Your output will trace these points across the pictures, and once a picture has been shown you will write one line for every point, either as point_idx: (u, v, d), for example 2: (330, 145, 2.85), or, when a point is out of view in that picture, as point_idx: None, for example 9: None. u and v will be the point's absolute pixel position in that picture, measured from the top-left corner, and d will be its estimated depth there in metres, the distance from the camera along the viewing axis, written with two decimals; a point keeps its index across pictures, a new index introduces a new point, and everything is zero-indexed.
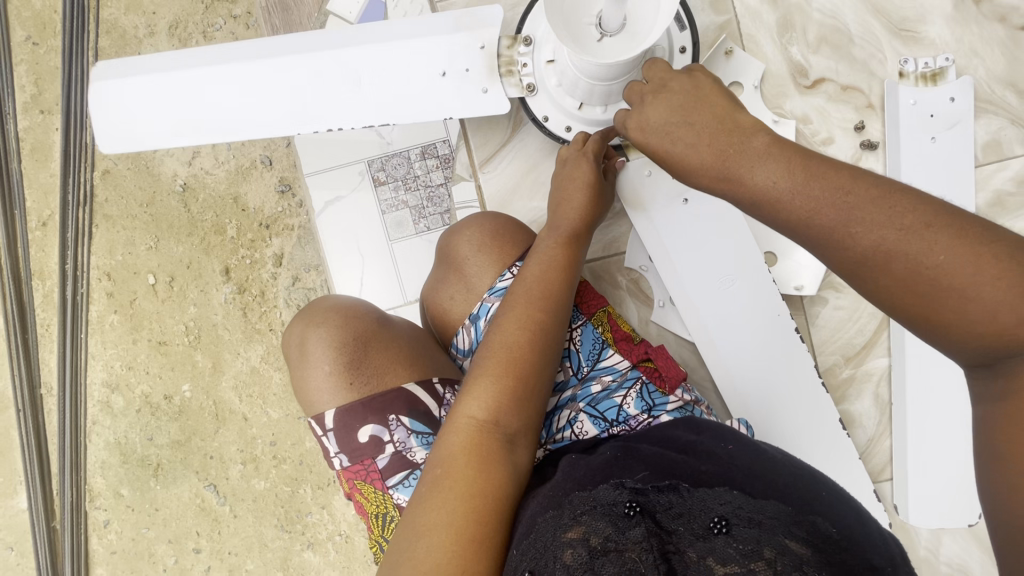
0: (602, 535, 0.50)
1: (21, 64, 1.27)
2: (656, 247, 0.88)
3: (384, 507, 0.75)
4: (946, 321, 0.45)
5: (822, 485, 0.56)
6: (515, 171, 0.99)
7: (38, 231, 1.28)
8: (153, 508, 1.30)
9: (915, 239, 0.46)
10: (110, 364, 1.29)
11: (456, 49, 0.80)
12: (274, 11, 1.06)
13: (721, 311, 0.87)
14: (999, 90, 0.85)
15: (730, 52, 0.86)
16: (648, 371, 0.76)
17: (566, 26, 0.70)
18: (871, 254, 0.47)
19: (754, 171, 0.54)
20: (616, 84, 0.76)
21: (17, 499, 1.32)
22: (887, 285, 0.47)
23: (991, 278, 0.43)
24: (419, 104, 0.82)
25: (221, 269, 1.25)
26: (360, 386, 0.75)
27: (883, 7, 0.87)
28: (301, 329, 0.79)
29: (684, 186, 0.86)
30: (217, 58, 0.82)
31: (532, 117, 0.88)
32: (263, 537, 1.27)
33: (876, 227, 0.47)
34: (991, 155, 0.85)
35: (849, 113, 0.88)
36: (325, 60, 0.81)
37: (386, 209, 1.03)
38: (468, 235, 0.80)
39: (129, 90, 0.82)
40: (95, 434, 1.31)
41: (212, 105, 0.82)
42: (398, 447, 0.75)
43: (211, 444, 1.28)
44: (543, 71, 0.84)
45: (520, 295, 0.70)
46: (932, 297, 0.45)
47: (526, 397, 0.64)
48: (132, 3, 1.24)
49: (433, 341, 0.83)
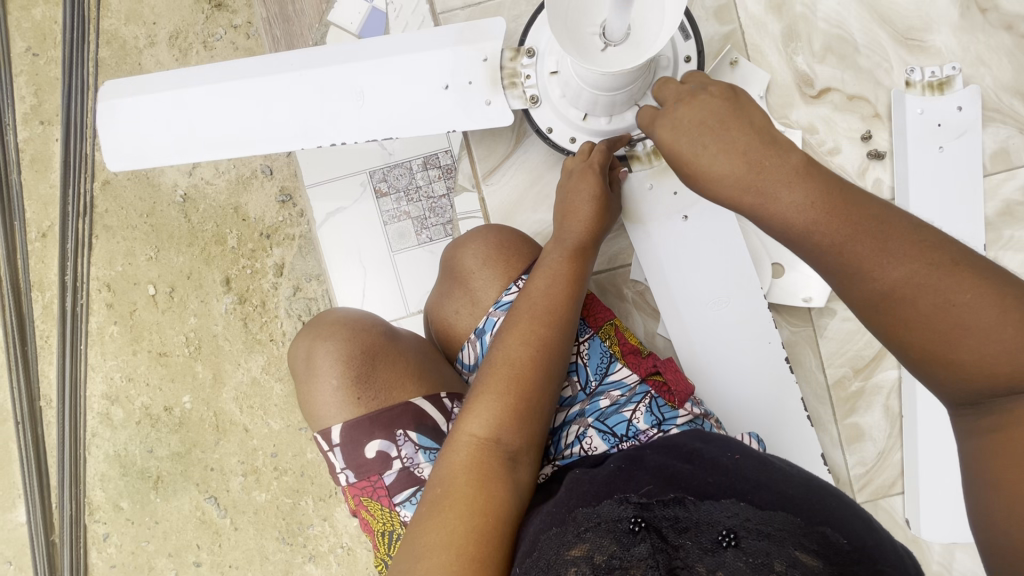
0: (606, 553, 0.50)
1: (21, 75, 1.27)
2: (653, 259, 0.86)
3: (390, 524, 0.74)
4: (950, 357, 0.45)
5: (831, 497, 0.54)
6: (518, 181, 0.98)
7: (38, 242, 1.28)
8: (153, 521, 1.28)
9: (942, 276, 0.45)
10: (110, 376, 1.28)
11: (458, 61, 0.80)
12: (276, 22, 1.06)
13: (713, 331, 0.85)
14: (1006, 98, 0.84)
15: (735, 63, 0.85)
16: (656, 384, 0.74)
17: (571, 37, 0.68)
18: (891, 290, 0.47)
19: (787, 192, 0.52)
20: (620, 94, 0.76)
21: (16, 513, 1.31)
22: (896, 317, 0.47)
23: (1012, 323, 0.42)
24: (423, 118, 0.82)
25: (222, 279, 1.25)
26: (367, 401, 0.74)
27: (888, 16, 0.86)
28: (306, 343, 0.78)
29: (684, 201, 0.85)
30: (224, 75, 0.81)
31: (535, 129, 0.87)
32: (264, 550, 1.26)
33: (902, 260, 0.47)
34: (999, 164, 0.85)
35: (855, 122, 0.87)
36: (327, 76, 0.80)
37: (389, 220, 1.02)
38: (473, 248, 0.79)
39: (137, 108, 0.82)
40: (94, 447, 1.29)
41: (215, 119, 0.82)
42: (405, 463, 0.73)
43: (212, 456, 1.27)
44: (546, 83, 0.83)
45: (523, 309, 0.69)
46: (951, 334, 0.44)
47: (529, 414, 0.63)
48: (132, 14, 1.24)
49: (438, 354, 0.82)
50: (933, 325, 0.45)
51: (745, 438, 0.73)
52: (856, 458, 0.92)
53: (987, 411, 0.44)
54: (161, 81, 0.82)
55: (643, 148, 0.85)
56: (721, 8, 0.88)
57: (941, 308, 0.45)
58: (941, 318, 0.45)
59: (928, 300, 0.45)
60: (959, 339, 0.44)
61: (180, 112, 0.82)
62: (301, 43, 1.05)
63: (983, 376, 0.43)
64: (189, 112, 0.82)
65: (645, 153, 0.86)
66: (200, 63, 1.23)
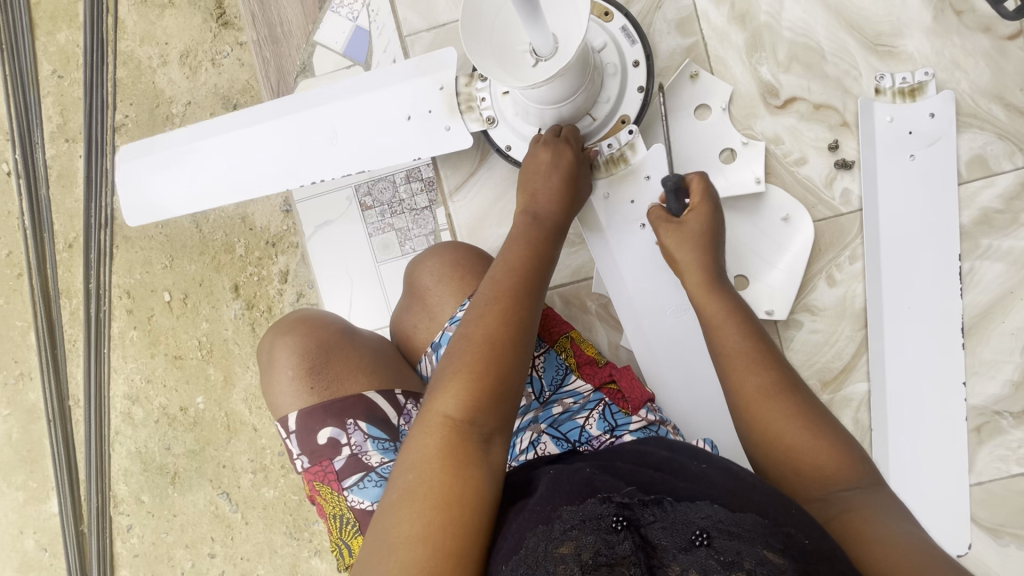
0: (592, 549, 0.48)
1: (48, 96, 1.34)
2: (611, 268, 0.88)
3: (339, 508, 0.81)
4: (779, 454, 0.61)
5: (791, 503, 0.54)
6: (483, 197, 1.04)
7: (65, 252, 1.36)
8: (171, 514, 1.36)
9: (779, 403, 0.62)
10: (131, 377, 1.36)
11: (418, 94, 0.90)
12: (266, 44, 1.18)
13: (672, 342, 0.86)
14: (984, 103, 0.90)
15: (695, 76, 0.94)
16: (611, 392, 0.78)
17: (501, 62, 0.74)
18: (750, 396, 0.63)
19: (714, 307, 0.71)
20: (564, 107, 0.83)
21: (48, 504, 1.41)
22: (760, 426, 0.62)
23: (819, 447, 0.60)
24: (389, 148, 0.92)
25: (231, 286, 1.29)
26: (321, 390, 0.81)
27: (855, 22, 0.93)
28: (271, 340, 0.86)
29: (641, 210, 0.87)
30: (219, 130, 0.95)
31: (496, 147, 0.94)
32: (273, 543, 1.32)
33: (763, 378, 0.64)
34: (977, 170, 0.90)
35: (823, 132, 0.94)
36: (305, 121, 0.92)
37: (373, 232, 1.07)
38: (429, 266, 0.85)
39: (147, 172, 0.96)
40: (118, 444, 1.37)
41: (212, 172, 0.95)
42: (354, 450, 0.80)
43: (224, 454, 1.33)
44: (500, 103, 0.90)
45: (491, 291, 0.68)
46: (778, 440, 0.61)
47: (500, 394, 0.61)
48: (147, 36, 1.28)
49: (400, 359, 0.87)
50: (782, 433, 0.61)
51: (698, 441, 0.74)
52: None
53: (836, 495, 0.58)
54: (166, 144, 0.96)
55: (601, 155, 0.87)
56: (684, 21, 0.97)
57: (778, 424, 0.61)
58: (771, 428, 0.61)
59: (784, 410, 0.61)
60: (795, 449, 0.60)
61: (185, 172, 0.96)
62: (289, 63, 1.16)
63: (798, 476, 0.60)
64: (189, 167, 0.96)
65: (604, 163, 0.88)
66: (209, 80, 1.24)
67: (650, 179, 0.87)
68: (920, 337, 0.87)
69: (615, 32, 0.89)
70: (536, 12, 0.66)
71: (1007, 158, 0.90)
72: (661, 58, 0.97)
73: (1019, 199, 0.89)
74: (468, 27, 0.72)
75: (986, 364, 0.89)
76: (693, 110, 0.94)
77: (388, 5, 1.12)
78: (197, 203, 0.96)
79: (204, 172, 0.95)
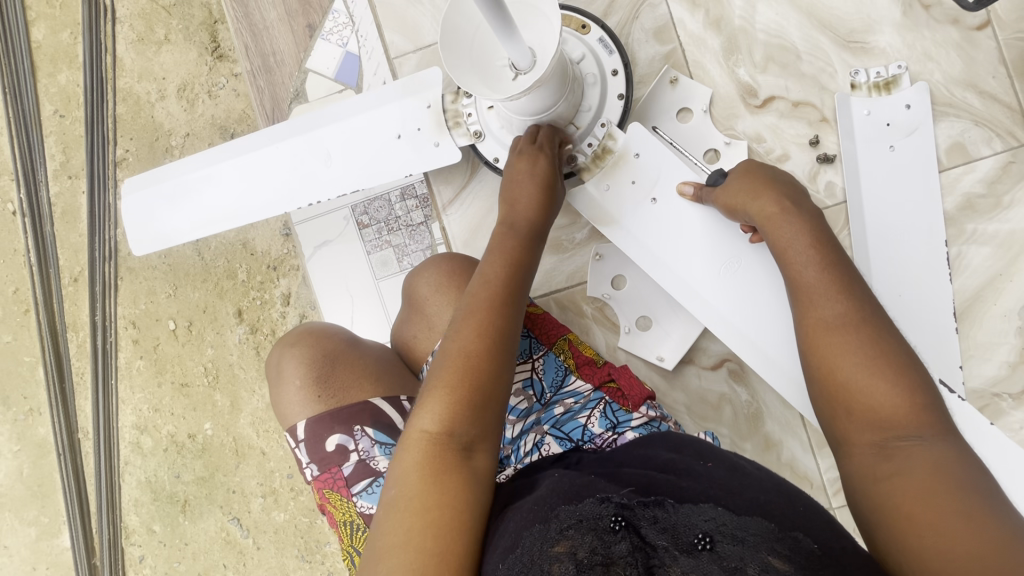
0: (588, 548, 0.49)
1: (50, 136, 1.36)
2: (642, 251, 0.87)
3: (350, 515, 0.81)
4: (843, 396, 0.60)
5: (796, 500, 0.55)
6: (476, 210, 1.06)
7: (71, 286, 1.37)
8: (183, 542, 1.36)
9: (855, 332, 0.62)
10: (140, 407, 1.37)
11: (407, 114, 0.93)
12: (259, 73, 1.21)
13: (738, 296, 0.83)
14: (958, 92, 0.92)
15: (676, 80, 0.96)
16: (610, 391, 0.80)
17: (481, 76, 0.76)
18: (827, 321, 0.64)
19: (786, 232, 0.71)
20: (547, 117, 0.86)
21: (61, 538, 1.41)
22: (820, 355, 0.63)
23: (900, 391, 0.58)
24: (385, 169, 0.94)
25: (234, 311, 1.31)
26: (328, 398, 0.83)
27: (828, 21, 0.96)
28: (279, 351, 0.88)
29: (647, 186, 0.88)
30: (217, 158, 0.97)
31: (484, 160, 0.98)
32: (286, 568, 1.31)
33: (840, 304, 0.64)
34: (957, 157, 0.92)
35: (802, 128, 0.96)
36: (298, 145, 0.95)
37: (371, 249, 1.09)
38: (427, 277, 0.87)
39: (150, 205, 0.99)
40: (127, 474, 1.38)
41: (212, 199, 0.98)
42: (362, 455, 0.81)
43: (233, 479, 1.33)
44: (485, 117, 0.94)
45: (467, 305, 0.69)
46: (849, 381, 0.60)
47: (476, 404, 0.62)
48: (144, 71, 1.31)
49: (403, 368, 0.89)
50: (841, 367, 0.61)
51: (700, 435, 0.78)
52: (829, 463, 0.96)
53: (887, 453, 0.56)
54: (166, 176, 0.99)
55: (587, 154, 0.90)
56: (661, 29, 0.99)
57: (863, 361, 0.60)
58: (843, 353, 0.61)
59: (848, 344, 0.61)
60: (852, 381, 0.60)
61: (187, 201, 0.98)
62: (283, 90, 1.20)
63: (866, 416, 0.58)
64: (191, 196, 0.98)
65: (591, 161, 0.90)
66: (207, 111, 1.27)
67: (640, 155, 0.88)
68: (914, 324, 0.87)
69: (593, 43, 0.94)
70: (511, 29, 0.68)
71: (985, 144, 0.91)
72: (642, 66, 1.00)
73: (1000, 183, 0.91)
74: (448, 45, 0.74)
75: (982, 347, 0.90)
76: (674, 114, 0.96)
77: (376, 29, 1.15)
78: (200, 230, 0.98)
79: (209, 201, 0.98)
